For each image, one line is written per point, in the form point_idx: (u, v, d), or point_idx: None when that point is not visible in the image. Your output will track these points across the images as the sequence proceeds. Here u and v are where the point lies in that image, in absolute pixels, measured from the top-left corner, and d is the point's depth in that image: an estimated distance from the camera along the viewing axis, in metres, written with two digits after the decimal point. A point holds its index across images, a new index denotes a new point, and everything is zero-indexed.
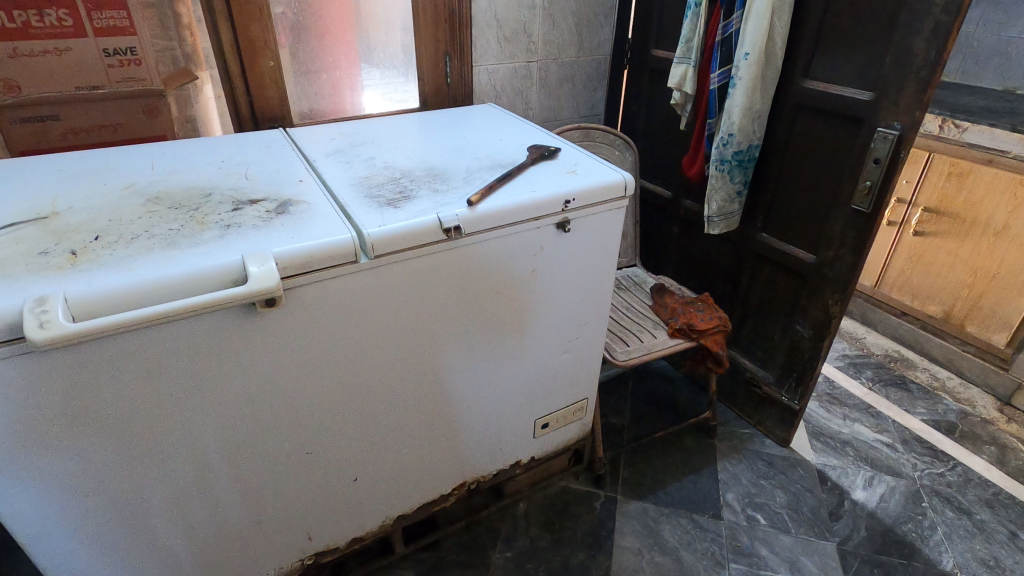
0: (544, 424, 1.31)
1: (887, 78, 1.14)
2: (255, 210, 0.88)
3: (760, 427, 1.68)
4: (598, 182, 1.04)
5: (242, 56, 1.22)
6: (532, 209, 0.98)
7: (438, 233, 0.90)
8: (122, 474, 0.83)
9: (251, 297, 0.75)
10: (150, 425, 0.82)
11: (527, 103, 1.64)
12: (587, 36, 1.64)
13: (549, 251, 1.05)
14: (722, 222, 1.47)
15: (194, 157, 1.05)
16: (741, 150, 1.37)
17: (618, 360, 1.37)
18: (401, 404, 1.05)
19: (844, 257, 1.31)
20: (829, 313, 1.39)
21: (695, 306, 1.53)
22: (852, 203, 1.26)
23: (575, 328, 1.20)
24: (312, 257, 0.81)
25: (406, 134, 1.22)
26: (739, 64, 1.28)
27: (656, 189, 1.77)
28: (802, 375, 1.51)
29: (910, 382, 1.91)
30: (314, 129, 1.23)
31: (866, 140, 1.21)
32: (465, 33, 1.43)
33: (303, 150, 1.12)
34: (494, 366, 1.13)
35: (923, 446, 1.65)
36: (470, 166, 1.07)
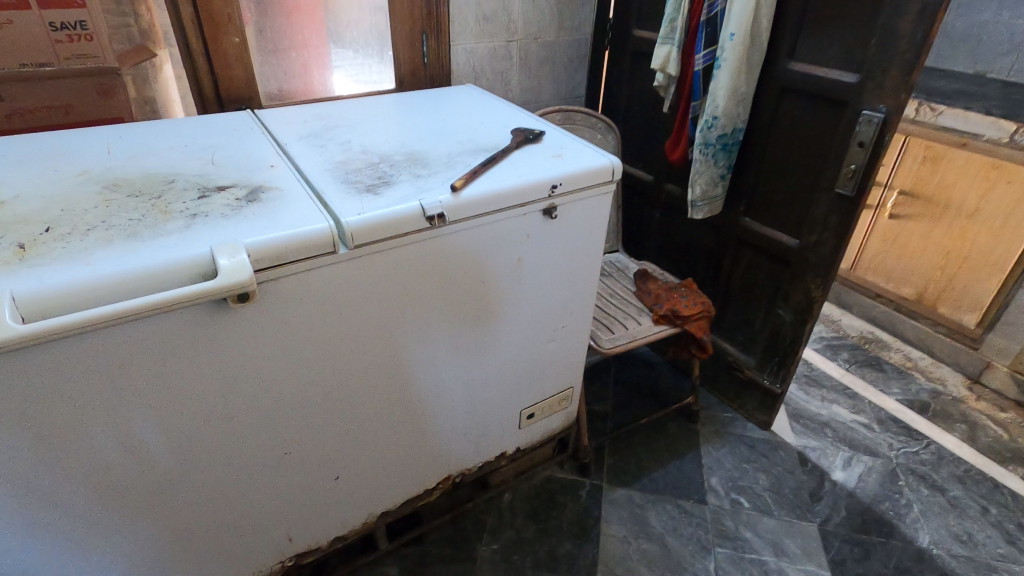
0: (530, 414, 1.29)
1: (873, 60, 1.12)
2: (224, 197, 0.82)
3: (741, 411, 1.70)
4: (585, 166, 1.01)
5: (203, 32, 1.14)
6: (517, 195, 0.94)
7: (420, 222, 0.86)
8: (86, 482, 0.78)
9: (222, 292, 0.69)
10: (116, 430, 0.77)
11: (506, 84, 1.58)
12: (567, 15, 1.59)
13: (535, 238, 1.01)
14: (705, 206, 1.46)
15: (156, 141, 0.98)
16: (725, 134, 1.35)
17: (604, 348, 1.35)
18: (384, 399, 1.01)
19: (827, 240, 1.32)
20: (811, 298, 1.40)
21: (679, 291, 1.52)
22: (836, 187, 1.25)
23: (561, 316, 1.18)
24: (288, 248, 0.76)
25: (383, 117, 1.17)
26: (724, 45, 1.25)
27: (638, 173, 1.75)
28: (784, 359, 1.52)
29: (884, 363, 1.94)
30: (284, 110, 1.17)
31: (850, 123, 1.20)
32: (442, 10, 1.37)
33: (273, 133, 1.06)
34: (479, 357, 1.10)
35: (898, 426, 1.69)
36: (451, 149, 1.02)
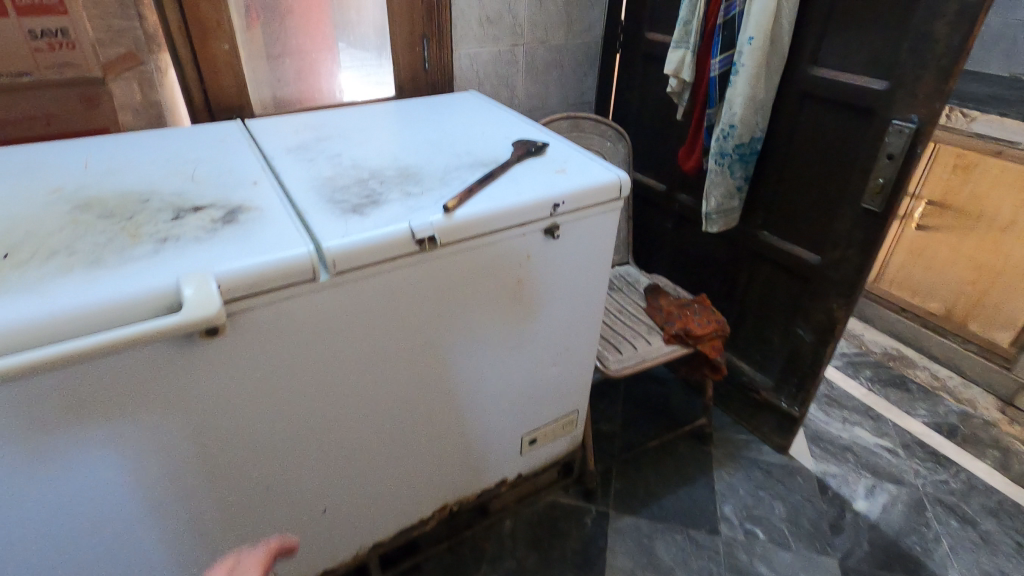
0: (532, 440, 1.23)
1: (903, 66, 1.04)
2: (198, 219, 0.77)
3: (757, 433, 1.61)
4: (590, 183, 0.94)
5: (192, 40, 1.09)
6: (516, 214, 0.87)
7: (409, 245, 0.79)
8: (86, 502, 0.74)
9: (188, 327, 0.63)
10: (107, 459, 0.72)
11: (512, 90, 1.51)
12: (577, 16, 1.51)
13: (536, 259, 0.95)
14: (720, 219, 1.39)
15: (136, 155, 0.94)
16: (742, 143, 1.28)
17: (611, 371, 1.28)
18: (374, 429, 0.96)
19: (851, 258, 1.23)
20: (833, 318, 1.31)
21: (691, 308, 1.44)
22: (862, 202, 1.17)
23: (565, 339, 1.11)
24: (263, 276, 0.70)
25: (379, 127, 1.11)
26: (742, 49, 1.18)
27: (649, 182, 1.67)
28: (803, 382, 1.43)
29: (910, 383, 1.84)
30: (276, 120, 1.12)
31: (878, 133, 1.12)
32: (443, 13, 1.31)
33: (261, 146, 1.01)
34: (476, 383, 1.04)
35: (925, 451, 1.59)
36: (447, 164, 0.96)
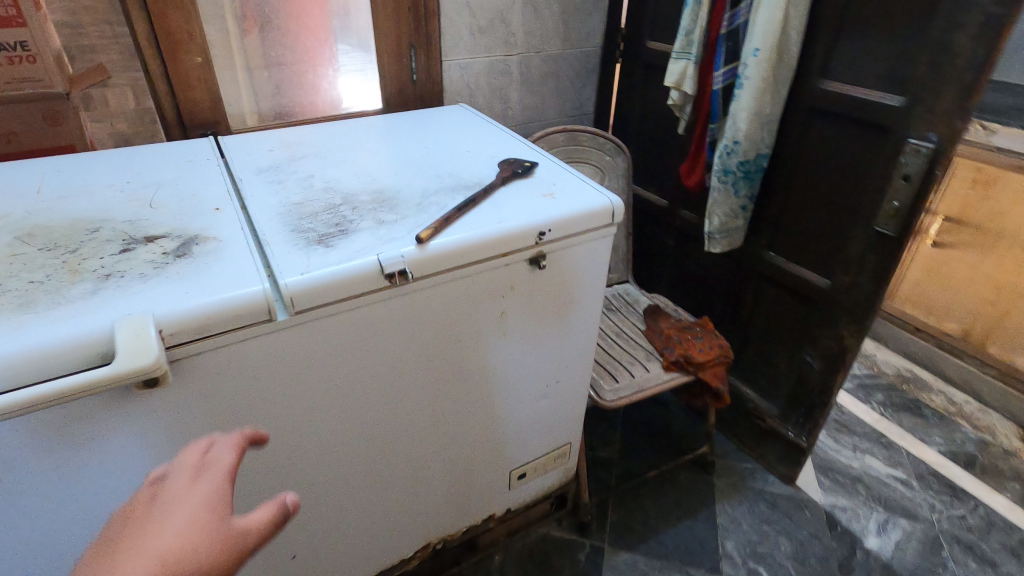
0: (521, 474, 1.16)
1: (921, 81, 0.96)
2: (149, 250, 0.71)
3: (762, 461, 1.53)
4: (580, 208, 0.87)
5: (162, 53, 1.03)
6: (497, 244, 0.80)
7: (377, 279, 0.73)
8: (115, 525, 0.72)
9: (121, 380, 0.57)
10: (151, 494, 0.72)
11: (506, 102, 1.45)
12: (574, 24, 1.44)
13: (521, 291, 0.88)
14: (723, 239, 1.32)
15: (95, 176, 0.88)
16: (747, 160, 1.21)
17: (606, 401, 1.20)
18: (346, 471, 0.89)
19: (863, 283, 1.15)
20: (844, 346, 1.23)
21: (693, 332, 1.37)
22: (874, 225, 1.09)
23: (555, 370, 1.04)
24: (211, 318, 0.64)
25: (360, 144, 1.05)
26: (747, 61, 1.11)
27: (649, 197, 1.59)
28: (811, 411, 1.35)
29: (924, 408, 1.75)
30: (251, 137, 1.06)
31: (893, 152, 1.04)
32: (432, 22, 1.25)
33: (231, 166, 0.95)
34: (458, 420, 0.97)
35: (941, 483, 1.51)
36: (427, 186, 0.90)
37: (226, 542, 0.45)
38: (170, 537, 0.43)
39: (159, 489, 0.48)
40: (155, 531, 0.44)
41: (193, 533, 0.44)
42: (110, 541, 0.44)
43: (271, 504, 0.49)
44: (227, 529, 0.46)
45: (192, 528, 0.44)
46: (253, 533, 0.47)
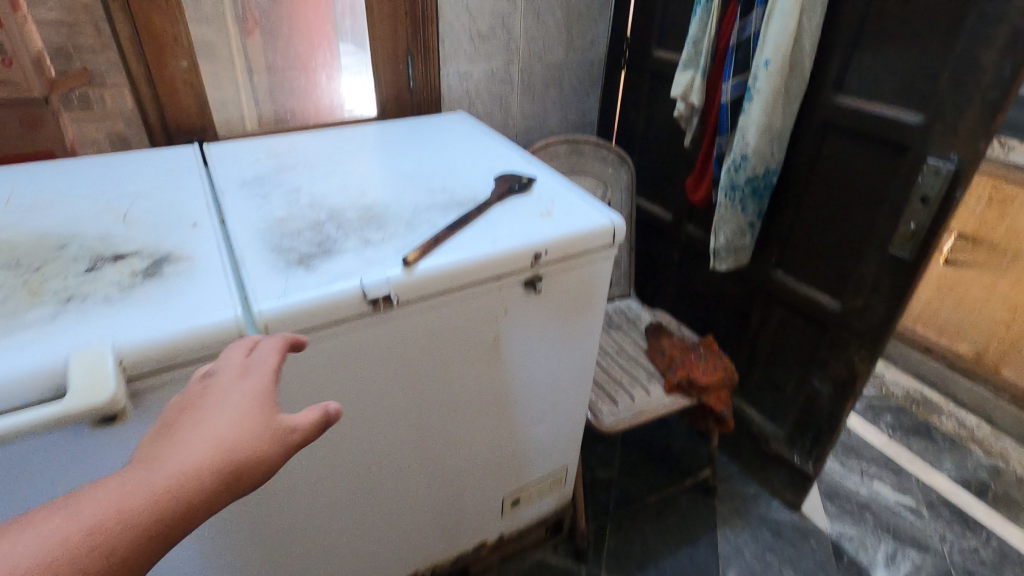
0: (515, 501, 1.11)
1: (943, 98, 0.91)
2: (117, 270, 0.67)
3: (767, 486, 1.48)
4: (579, 228, 0.82)
5: (146, 57, 0.99)
6: (490, 267, 0.75)
7: (360, 305, 0.68)
8: None
9: (73, 419, 0.52)
10: None
11: (506, 110, 1.40)
12: (578, 32, 1.39)
13: (515, 315, 0.83)
14: (730, 257, 1.27)
15: (68, 186, 0.83)
16: (755, 176, 1.16)
17: (604, 425, 1.15)
18: (328, 502, 0.84)
19: (876, 307, 1.10)
20: (854, 371, 1.18)
21: (697, 352, 1.31)
22: (890, 247, 1.04)
23: (550, 395, 0.99)
24: (176, 348, 0.59)
25: (350, 154, 1.00)
26: (758, 73, 1.06)
27: (653, 210, 1.55)
28: (818, 437, 1.30)
29: (934, 431, 1.70)
30: (238, 145, 1.01)
31: (911, 172, 0.99)
32: (430, 28, 1.20)
33: (214, 177, 0.90)
34: (448, 447, 0.92)
35: (952, 512, 1.45)
36: (418, 202, 0.85)
37: (275, 435, 0.47)
38: (223, 423, 0.46)
39: (209, 385, 0.50)
40: (207, 418, 0.46)
41: (243, 423, 0.46)
42: (169, 424, 0.46)
43: (316, 408, 0.51)
44: (275, 424, 0.48)
45: (244, 419, 0.47)
46: (300, 431, 0.49)
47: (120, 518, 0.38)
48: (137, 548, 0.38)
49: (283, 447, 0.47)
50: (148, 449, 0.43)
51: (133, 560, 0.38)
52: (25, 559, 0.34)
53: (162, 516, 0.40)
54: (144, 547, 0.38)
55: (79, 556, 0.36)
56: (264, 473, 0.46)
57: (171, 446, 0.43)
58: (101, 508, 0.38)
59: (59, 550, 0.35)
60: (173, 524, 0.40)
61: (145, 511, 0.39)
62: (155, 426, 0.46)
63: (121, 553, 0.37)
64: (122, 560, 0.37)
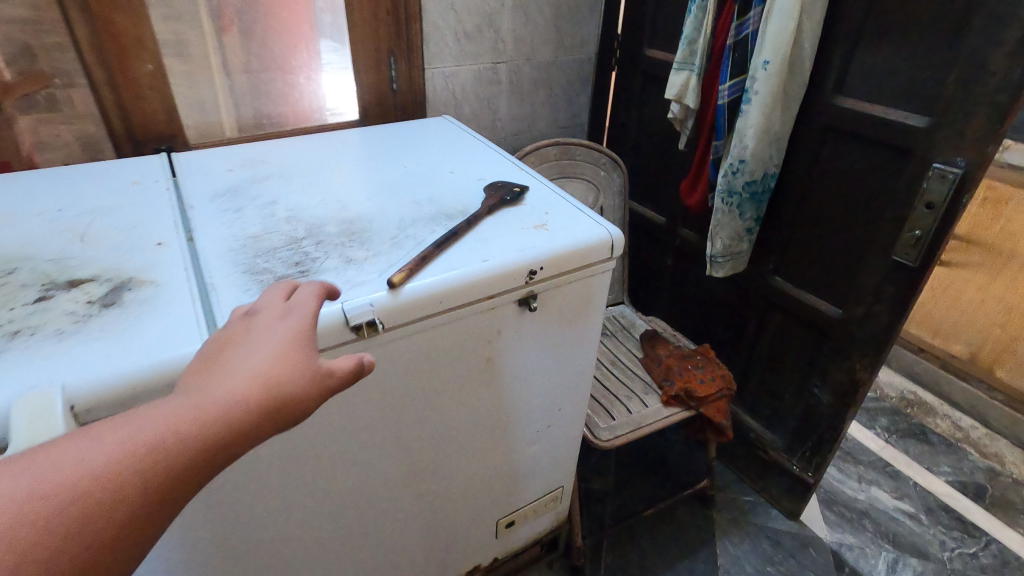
0: (509, 522, 1.06)
1: (949, 100, 0.88)
2: (71, 298, 0.60)
3: (765, 494, 1.45)
4: (575, 242, 0.77)
5: (107, 60, 0.92)
6: (481, 286, 0.70)
7: (342, 333, 0.63)
8: None
9: None
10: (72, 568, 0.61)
11: (494, 112, 1.34)
12: (567, 30, 1.34)
13: (508, 334, 0.78)
14: (727, 263, 1.23)
15: (19, 203, 0.76)
16: (753, 181, 1.12)
17: (601, 441, 1.11)
18: (311, 538, 0.79)
19: (878, 315, 1.07)
20: (856, 381, 1.15)
21: (694, 361, 1.28)
22: (893, 254, 1.00)
23: (546, 415, 0.95)
24: (136, 389, 0.53)
25: (331, 162, 0.94)
26: (756, 74, 1.02)
27: (647, 214, 1.50)
28: (818, 446, 1.27)
29: (930, 433, 1.68)
30: (210, 153, 0.95)
31: (916, 176, 0.95)
32: (413, 28, 1.14)
33: (183, 188, 0.84)
34: (439, 473, 0.87)
35: (951, 517, 1.44)
36: (403, 216, 0.80)
37: (310, 375, 0.48)
38: (259, 359, 0.47)
39: (251, 322, 0.51)
40: (244, 354, 0.47)
41: (279, 361, 0.47)
42: (209, 358, 0.48)
43: (351, 357, 0.51)
44: (310, 364, 0.48)
45: (279, 355, 0.48)
46: (335, 377, 0.49)
47: (166, 438, 0.40)
48: (182, 467, 0.40)
49: (318, 388, 0.48)
50: (191, 381, 0.45)
51: (180, 477, 0.40)
52: (84, 465, 0.37)
53: (205, 440, 0.41)
54: (189, 466, 0.40)
55: (133, 469, 0.38)
56: (303, 411, 0.47)
57: (212, 379, 0.45)
58: (151, 426, 0.40)
59: (114, 461, 0.37)
60: (216, 448, 0.42)
61: (191, 433, 0.41)
62: (196, 359, 0.48)
63: (168, 469, 0.39)
64: (169, 477, 0.39)
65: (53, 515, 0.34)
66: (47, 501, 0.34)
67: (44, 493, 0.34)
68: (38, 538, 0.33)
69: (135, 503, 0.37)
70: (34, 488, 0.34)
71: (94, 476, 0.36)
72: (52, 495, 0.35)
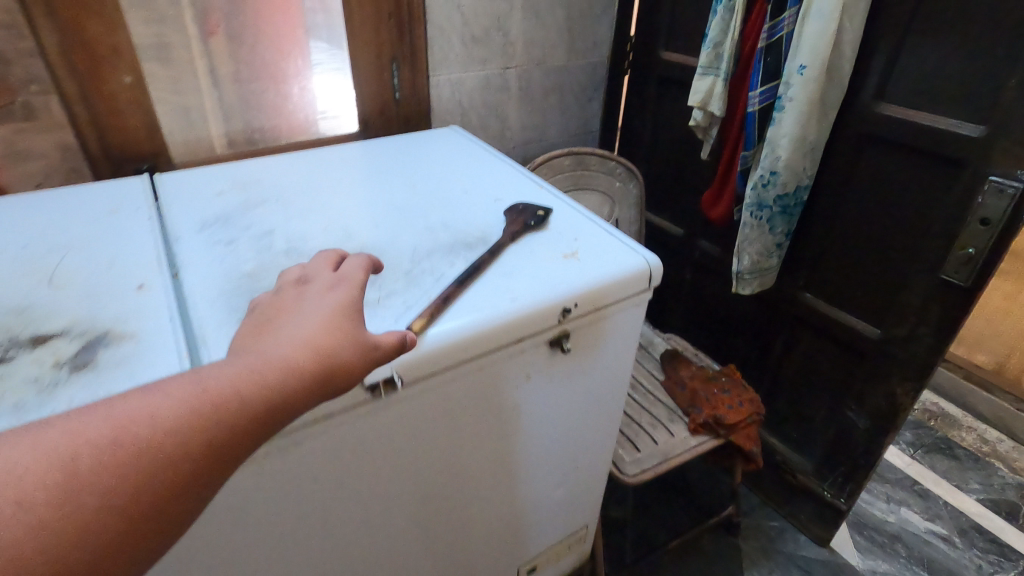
0: (531, 569, 0.98)
1: (1009, 108, 0.80)
2: (35, 360, 0.51)
3: (792, 519, 1.38)
4: (611, 273, 0.69)
5: (79, 72, 0.82)
6: (510, 329, 0.62)
7: (355, 394, 0.55)
8: None
9: None
10: None
11: (503, 121, 1.26)
12: (580, 33, 1.26)
13: (537, 378, 0.70)
14: (755, 280, 1.15)
15: None
16: (786, 194, 1.04)
17: (627, 477, 1.04)
18: None
19: (923, 337, 1.00)
20: (896, 406, 1.07)
21: (719, 384, 1.20)
22: (941, 272, 0.93)
23: (573, 456, 0.86)
24: None
25: (332, 182, 0.85)
26: (790, 80, 0.94)
27: (663, 226, 1.43)
28: (852, 471, 1.20)
29: (957, 448, 1.62)
30: (196, 172, 0.85)
31: (969, 189, 0.88)
32: (417, 32, 1.06)
33: (167, 216, 0.75)
34: (459, 529, 0.79)
35: (986, 539, 1.37)
36: (417, 246, 0.71)
37: (359, 344, 0.47)
38: (308, 325, 0.46)
39: (302, 291, 0.51)
40: (294, 319, 0.47)
41: (328, 324, 0.47)
42: (259, 325, 0.48)
43: (395, 332, 0.51)
44: (357, 333, 0.48)
45: (328, 321, 0.47)
46: (380, 350, 0.49)
47: (225, 395, 0.39)
48: (240, 424, 0.39)
49: (366, 358, 0.48)
50: (248, 342, 0.46)
51: (239, 434, 0.39)
52: (151, 416, 0.36)
53: (262, 399, 0.41)
54: (247, 424, 0.40)
55: (195, 421, 0.37)
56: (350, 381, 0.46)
57: (265, 342, 0.45)
58: (210, 384, 0.39)
59: (177, 414, 0.37)
60: (273, 407, 0.41)
61: (247, 392, 0.40)
62: (248, 326, 0.48)
63: (227, 426, 0.39)
64: (228, 433, 0.39)
65: (123, 464, 0.34)
66: (116, 450, 0.34)
67: (114, 443, 0.35)
68: (106, 488, 0.33)
69: (197, 458, 0.37)
70: (104, 438, 0.35)
71: (159, 427, 0.36)
72: (121, 445, 0.35)
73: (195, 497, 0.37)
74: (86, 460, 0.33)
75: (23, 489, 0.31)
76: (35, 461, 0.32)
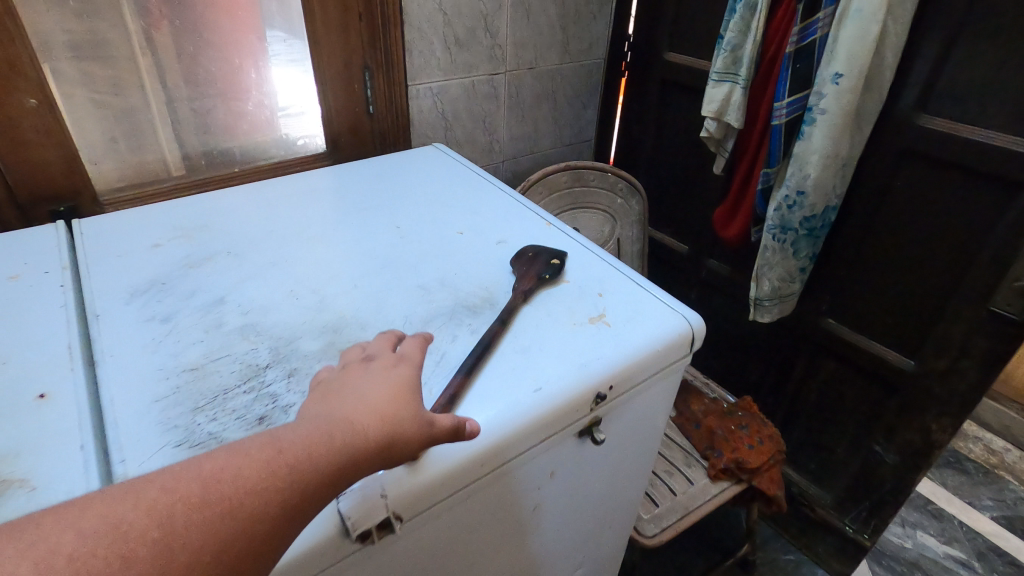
0: None
1: None
2: None
3: (808, 552, 1.30)
4: (651, 343, 0.57)
5: None
6: (534, 428, 0.49)
7: (340, 549, 0.41)
8: None
9: None
10: None
11: (492, 134, 1.12)
12: (575, 33, 1.12)
13: (562, 474, 0.57)
14: (775, 307, 1.04)
15: None
16: (813, 216, 0.93)
17: (647, 539, 0.92)
18: None
19: (964, 371, 0.91)
20: (931, 442, 0.98)
21: (737, 420, 1.10)
22: (991, 303, 0.84)
23: (596, 540, 0.73)
24: None
25: (298, 225, 0.70)
26: (823, 89, 0.82)
27: (668, 242, 1.32)
28: (878, 507, 1.11)
29: (966, 462, 1.57)
30: (127, 216, 0.69)
31: None
32: (392, 35, 0.90)
33: (86, 283, 0.58)
34: None
35: (1005, 562, 1.31)
36: (409, 315, 0.57)
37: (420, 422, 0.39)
38: (376, 393, 0.39)
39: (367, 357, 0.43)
40: (369, 372, 0.41)
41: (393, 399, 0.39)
42: (328, 385, 0.40)
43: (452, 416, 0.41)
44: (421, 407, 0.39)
45: (404, 380, 0.40)
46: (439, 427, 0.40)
47: (311, 444, 0.34)
48: (314, 488, 0.33)
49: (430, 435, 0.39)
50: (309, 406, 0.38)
51: (324, 491, 0.34)
52: (241, 467, 0.32)
53: (349, 452, 0.35)
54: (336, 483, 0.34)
55: (285, 475, 0.32)
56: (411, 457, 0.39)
57: (344, 396, 0.38)
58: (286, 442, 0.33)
59: (266, 470, 0.32)
60: (361, 462, 0.35)
61: (336, 446, 0.34)
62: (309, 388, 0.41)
63: (316, 480, 0.33)
64: (309, 494, 0.33)
65: (212, 524, 0.29)
66: (202, 509, 0.29)
67: (206, 499, 0.30)
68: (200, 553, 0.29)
69: (280, 516, 0.32)
70: (196, 496, 0.30)
71: (250, 480, 0.31)
72: (211, 503, 0.30)
73: (276, 554, 0.32)
74: (183, 519, 0.29)
75: (119, 551, 0.27)
76: (130, 520, 0.28)
